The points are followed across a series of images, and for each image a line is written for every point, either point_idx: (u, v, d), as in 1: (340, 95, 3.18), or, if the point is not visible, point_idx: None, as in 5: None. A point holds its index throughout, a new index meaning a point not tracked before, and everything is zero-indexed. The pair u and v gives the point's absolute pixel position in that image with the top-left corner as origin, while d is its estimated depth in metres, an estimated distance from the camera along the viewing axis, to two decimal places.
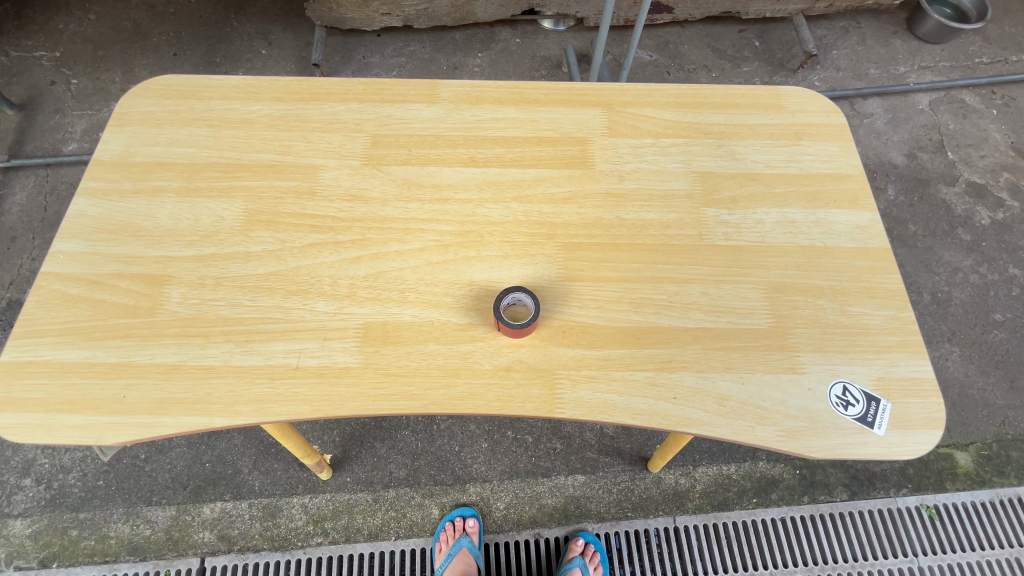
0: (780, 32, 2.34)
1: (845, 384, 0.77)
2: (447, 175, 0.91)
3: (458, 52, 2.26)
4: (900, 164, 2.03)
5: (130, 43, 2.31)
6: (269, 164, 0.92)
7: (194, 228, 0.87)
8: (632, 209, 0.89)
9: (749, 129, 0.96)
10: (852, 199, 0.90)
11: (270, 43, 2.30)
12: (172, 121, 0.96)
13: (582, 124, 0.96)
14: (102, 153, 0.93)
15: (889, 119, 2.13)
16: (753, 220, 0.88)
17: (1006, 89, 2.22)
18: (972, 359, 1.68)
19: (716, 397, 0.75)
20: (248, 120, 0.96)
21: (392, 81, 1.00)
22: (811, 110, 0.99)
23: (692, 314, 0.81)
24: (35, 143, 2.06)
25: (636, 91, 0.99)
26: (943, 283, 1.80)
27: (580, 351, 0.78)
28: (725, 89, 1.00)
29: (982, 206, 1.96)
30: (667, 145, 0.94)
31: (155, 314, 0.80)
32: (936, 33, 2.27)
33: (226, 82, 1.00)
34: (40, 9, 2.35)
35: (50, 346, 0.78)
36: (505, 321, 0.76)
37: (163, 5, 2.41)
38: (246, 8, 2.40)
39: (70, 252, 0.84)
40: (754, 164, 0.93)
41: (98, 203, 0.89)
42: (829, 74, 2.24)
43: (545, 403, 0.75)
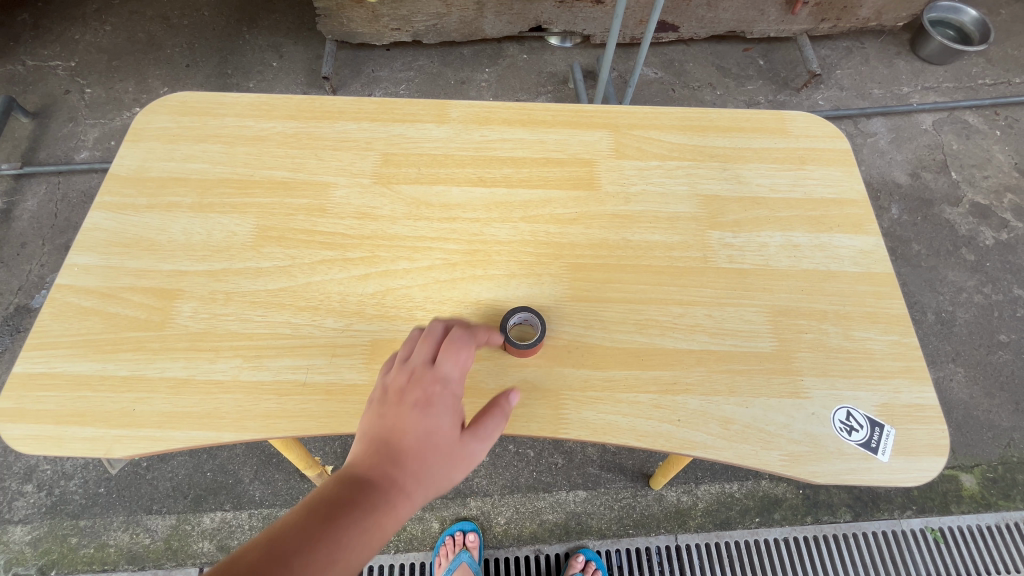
0: (783, 50, 2.39)
1: (849, 409, 0.77)
2: (455, 195, 0.93)
3: (465, 67, 2.31)
4: (903, 183, 2.05)
5: (143, 53, 2.36)
6: (281, 182, 0.94)
7: (206, 243, 0.88)
8: (637, 231, 0.90)
9: (753, 153, 0.97)
10: (855, 223, 0.91)
11: (281, 55, 2.35)
12: (186, 137, 0.98)
13: (588, 145, 0.98)
14: (118, 167, 0.95)
15: (892, 138, 2.15)
16: (757, 243, 0.89)
17: (1009, 111, 2.24)
18: (977, 380, 1.68)
19: (720, 420, 0.76)
20: (261, 137, 0.98)
21: (403, 101, 1.03)
22: (815, 135, 1.00)
23: (696, 337, 0.81)
24: (48, 150, 2.11)
25: (642, 113, 1.01)
26: (947, 302, 1.81)
27: (584, 372, 0.79)
28: (729, 113, 1.02)
29: (986, 226, 1.97)
30: (671, 167, 0.95)
31: (165, 328, 0.81)
32: (938, 55, 2.30)
33: (239, 99, 1.02)
34: (57, 20, 2.41)
35: (62, 358, 0.79)
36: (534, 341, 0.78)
37: (178, 18, 2.46)
38: (258, 21, 2.45)
39: (84, 264, 0.86)
40: (758, 187, 0.94)
41: (112, 217, 0.90)
42: (833, 93, 2.27)
43: (551, 423, 0.75)
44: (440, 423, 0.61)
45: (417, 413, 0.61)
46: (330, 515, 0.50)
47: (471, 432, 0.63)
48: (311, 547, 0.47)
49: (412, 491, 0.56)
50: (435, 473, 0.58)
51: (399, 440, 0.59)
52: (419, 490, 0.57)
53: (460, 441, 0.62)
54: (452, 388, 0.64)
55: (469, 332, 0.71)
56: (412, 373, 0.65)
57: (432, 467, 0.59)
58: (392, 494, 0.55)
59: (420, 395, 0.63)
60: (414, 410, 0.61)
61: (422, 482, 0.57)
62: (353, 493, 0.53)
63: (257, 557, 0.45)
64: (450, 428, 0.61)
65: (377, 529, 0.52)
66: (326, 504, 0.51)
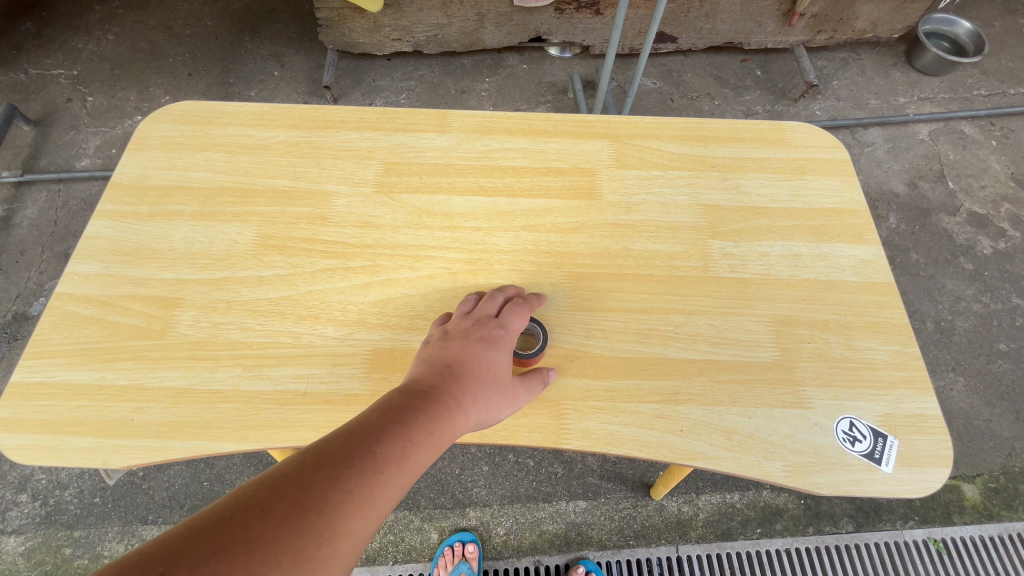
0: (781, 61, 2.41)
1: (852, 420, 0.77)
2: (456, 204, 0.93)
3: (466, 77, 2.33)
4: (901, 193, 2.06)
5: (146, 62, 2.37)
6: (283, 191, 0.94)
7: (207, 252, 0.88)
8: (639, 240, 0.90)
9: (753, 163, 0.98)
10: (855, 233, 0.92)
11: (283, 65, 2.37)
12: (189, 146, 0.99)
13: (589, 155, 0.98)
14: (120, 176, 0.95)
15: (889, 148, 2.17)
16: (758, 253, 0.89)
17: (1005, 121, 2.26)
18: (977, 390, 1.68)
19: (722, 430, 0.75)
20: (263, 146, 0.99)
21: (405, 110, 1.03)
22: (815, 145, 1.01)
23: (697, 346, 0.81)
24: (49, 158, 2.12)
25: (643, 124, 1.01)
26: (946, 311, 1.81)
27: (586, 382, 0.78)
28: (729, 124, 1.02)
29: (984, 235, 1.98)
30: (672, 177, 0.96)
31: (165, 337, 0.81)
32: (934, 66, 2.32)
33: (242, 108, 1.03)
34: (61, 30, 2.43)
35: (61, 367, 0.78)
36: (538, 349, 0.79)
37: (180, 27, 2.48)
38: (260, 30, 2.47)
39: (84, 273, 0.86)
40: (759, 197, 0.94)
41: (114, 226, 0.90)
42: (830, 104, 2.29)
43: (552, 434, 0.75)
44: (498, 356, 0.69)
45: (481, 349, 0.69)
46: (406, 413, 0.58)
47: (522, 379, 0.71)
48: (391, 435, 0.55)
49: (471, 406, 0.64)
50: (489, 398, 0.66)
51: (464, 364, 0.67)
52: (478, 408, 0.65)
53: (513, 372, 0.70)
54: (510, 327, 0.73)
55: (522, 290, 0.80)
56: (474, 316, 0.73)
57: (488, 391, 0.66)
58: (455, 405, 0.62)
59: (482, 334, 0.71)
60: (476, 344, 0.69)
61: (479, 401, 0.65)
62: (423, 398, 0.61)
63: (349, 436, 0.53)
64: (505, 362, 0.69)
65: (442, 432, 0.59)
66: (401, 405, 0.59)
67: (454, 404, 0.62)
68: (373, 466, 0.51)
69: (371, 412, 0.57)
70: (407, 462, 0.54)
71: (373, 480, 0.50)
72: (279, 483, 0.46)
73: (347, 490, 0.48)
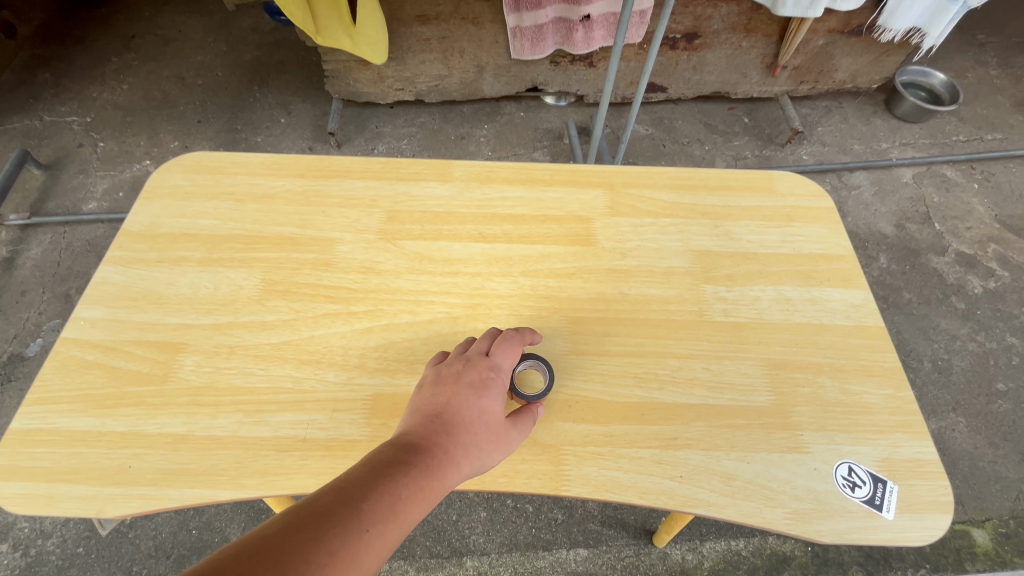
0: (767, 109, 2.52)
1: (850, 465, 0.77)
2: (456, 249, 0.96)
3: (465, 124, 2.43)
4: (890, 234, 2.12)
5: (157, 110, 2.47)
6: (288, 238, 0.97)
7: (213, 297, 0.90)
8: (634, 285, 0.93)
9: (742, 210, 1.02)
10: (844, 277, 0.95)
11: (289, 112, 2.47)
12: (199, 195, 1.02)
13: (584, 203, 1.02)
14: (132, 223, 0.98)
15: (875, 191, 2.24)
16: (750, 297, 0.92)
17: (985, 166, 2.35)
18: (979, 430, 1.67)
19: (721, 475, 0.75)
20: (271, 195, 1.02)
21: (408, 161, 1.08)
22: (801, 193, 1.05)
23: (694, 390, 0.82)
24: (56, 200, 2.17)
25: (635, 173, 1.06)
26: (942, 351, 1.83)
27: (584, 427, 0.79)
28: (718, 173, 1.07)
29: (974, 275, 2.03)
30: (665, 224, 1.00)
31: (167, 382, 0.81)
32: (913, 113, 2.44)
33: (252, 159, 1.07)
34: (77, 79, 2.55)
35: (62, 413, 0.78)
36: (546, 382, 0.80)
37: (192, 77, 2.60)
38: (268, 80, 2.59)
39: (90, 318, 0.87)
40: (749, 243, 0.98)
41: (122, 272, 0.93)
42: (817, 149, 2.39)
43: (552, 480, 0.75)
44: (491, 402, 0.68)
45: (472, 394, 0.68)
46: (396, 467, 0.56)
47: (513, 425, 0.70)
48: (380, 491, 0.53)
49: (464, 457, 0.62)
50: (482, 448, 0.65)
51: (454, 411, 0.65)
52: (469, 458, 0.63)
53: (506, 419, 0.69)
54: (503, 373, 0.72)
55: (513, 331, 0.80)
56: (465, 359, 0.72)
57: (481, 440, 0.65)
58: (447, 457, 0.61)
59: (474, 376, 0.69)
60: (468, 390, 0.68)
61: (472, 452, 0.64)
62: (414, 451, 0.59)
63: (337, 493, 0.51)
64: (497, 409, 0.68)
65: (433, 486, 0.57)
66: (391, 458, 0.57)
67: (445, 456, 0.61)
68: (361, 524, 0.49)
69: (357, 468, 0.55)
70: (399, 518, 0.52)
71: (358, 541, 0.48)
72: (261, 544, 0.43)
73: (332, 551, 0.45)
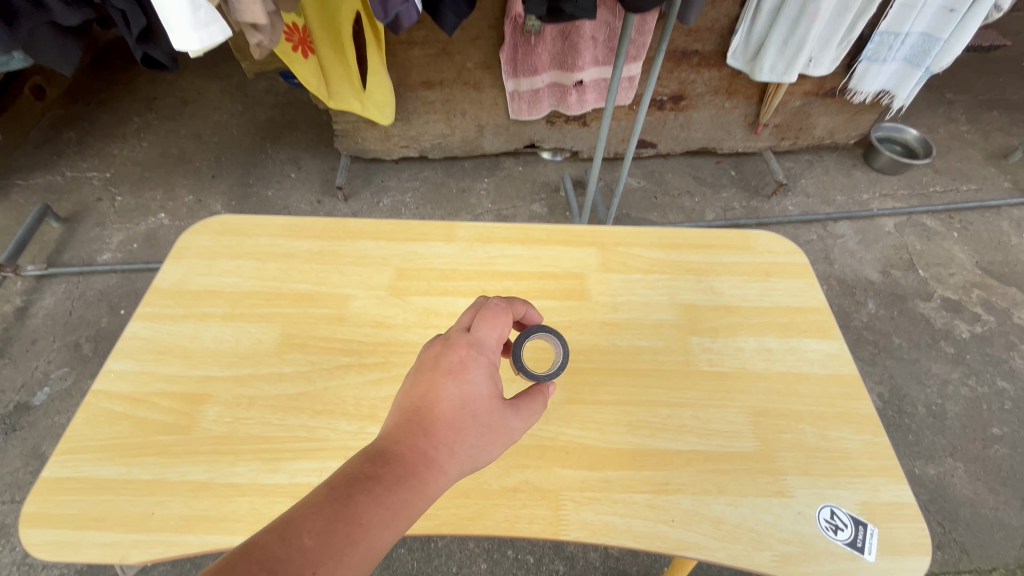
0: (752, 163, 2.69)
1: (832, 508, 0.82)
2: (461, 304, 1.04)
3: (466, 178, 2.58)
4: (876, 280, 2.21)
5: (174, 166, 2.62)
6: (305, 294, 1.05)
7: (234, 350, 0.97)
8: (625, 337, 1.00)
9: (724, 266, 1.11)
10: (820, 329, 1.02)
11: (299, 167, 2.62)
12: (224, 254, 1.11)
13: (578, 261, 1.11)
14: (161, 281, 1.07)
15: (859, 240, 2.36)
16: (733, 348, 0.99)
17: (963, 215, 2.48)
18: (978, 476, 1.72)
19: (711, 519, 0.80)
20: (290, 254, 1.11)
21: (417, 222, 1.17)
22: (778, 251, 1.14)
23: (684, 437, 0.88)
24: (72, 252, 2.27)
25: (625, 233, 1.16)
26: (935, 395, 1.89)
27: (581, 473, 0.84)
28: (701, 232, 1.17)
29: (960, 320, 2.10)
30: (653, 280, 1.08)
31: (190, 432, 0.87)
32: (891, 166, 2.60)
33: (274, 221, 1.17)
34: (100, 138, 2.71)
35: (90, 462, 0.83)
36: (565, 350, 0.84)
37: (208, 136, 2.77)
38: (280, 138, 2.76)
39: (120, 371, 0.94)
40: (731, 297, 1.06)
41: (151, 327, 1.00)
42: (801, 200, 2.53)
43: (551, 525, 0.79)
44: (473, 389, 0.63)
45: (451, 382, 0.63)
46: (359, 486, 0.52)
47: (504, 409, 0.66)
48: (337, 516, 0.49)
49: (445, 458, 0.59)
50: (468, 445, 0.61)
51: (430, 407, 0.61)
52: (452, 457, 0.60)
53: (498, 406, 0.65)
54: (490, 360, 0.67)
55: (502, 300, 0.74)
56: (444, 340, 0.67)
57: (468, 437, 0.62)
58: (424, 464, 0.57)
59: (453, 362, 0.64)
60: (447, 377, 0.63)
61: (455, 451, 0.60)
62: (383, 462, 0.56)
63: (284, 525, 0.47)
64: (482, 396, 0.64)
65: (406, 497, 0.54)
66: (355, 474, 0.54)
67: (422, 463, 0.57)
68: (304, 565, 0.45)
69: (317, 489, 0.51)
70: (356, 551, 0.48)
71: None
72: None
73: None
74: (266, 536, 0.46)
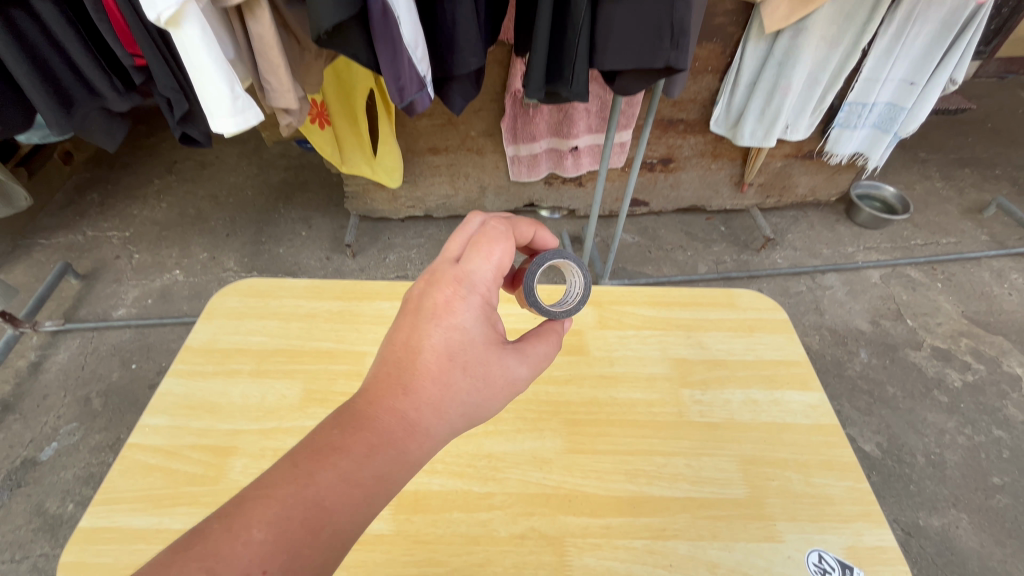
0: (740, 219, 2.85)
1: (820, 552, 0.87)
2: None
3: None
4: (867, 330, 2.30)
5: (190, 225, 2.77)
6: (326, 351, 1.14)
7: (261, 404, 1.05)
8: (622, 389, 1.08)
9: (711, 322, 1.21)
10: (802, 380, 1.10)
11: (310, 226, 2.78)
12: (250, 314, 1.21)
13: (576, 318, 1.21)
14: (193, 340, 1.16)
15: (847, 290, 2.47)
16: (721, 400, 1.07)
17: (946, 266, 2.60)
18: (984, 527, 1.75)
19: (706, 564, 0.85)
20: (312, 314, 1.21)
21: None
22: (760, 307, 1.24)
23: (678, 484, 0.94)
24: (88, 307, 2.38)
25: (619, 292, 1.26)
26: (933, 445, 1.93)
27: (584, 519, 0.90)
28: (689, 291, 1.27)
29: (952, 368, 2.18)
30: (646, 335, 1.18)
31: (219, 482, 0.93)
32: (872, 221, 2.76)
33: (298, 283, 1.27)
34: (120, 199, 2.89)
35: (125, 512, 0.90)
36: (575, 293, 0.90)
37: (224, 197, 2.94)
38: (293, 199, 2.94)
39: (154, 425, 1.01)
40: (718, 352, 1.15)
41: (183, 383, 1.08)
42: (789, 253, 2.66)
43: (557, 570, 0.84)
44: (451, 338, 0.72)
45: (428, 334, 0.71)
46: (325, 458, 0.62)
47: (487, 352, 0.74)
48: (294, 492, 0.59)
49: (423, 412, 0.68)
50: (448, 393, 0.70)
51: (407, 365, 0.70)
52: (431, 410, 0.69)
53: (479, 355, 0.73)
54: (465, 312, 0.73)
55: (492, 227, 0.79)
56: (427, 288, 0.75)
57: (453, 385, 0.71)
58: (399, 423, 0.67)
59: (432, 312, 0.73)
60: (425, 329, 0.72)
61: (433, 403, 0.69)
62: (355, 427, 0.65)
63: (242, 509, 0.58)
64: (461, 342, 0.72)
65: (377, 458, 0.64)
66: (326, 444, 0.63)
67: (397, 421, 0.67)
68: (248, 545, 0.55)
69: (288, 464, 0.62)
70: (310, 524, 0.58)
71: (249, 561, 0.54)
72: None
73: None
74: (216, 527, 0.56)
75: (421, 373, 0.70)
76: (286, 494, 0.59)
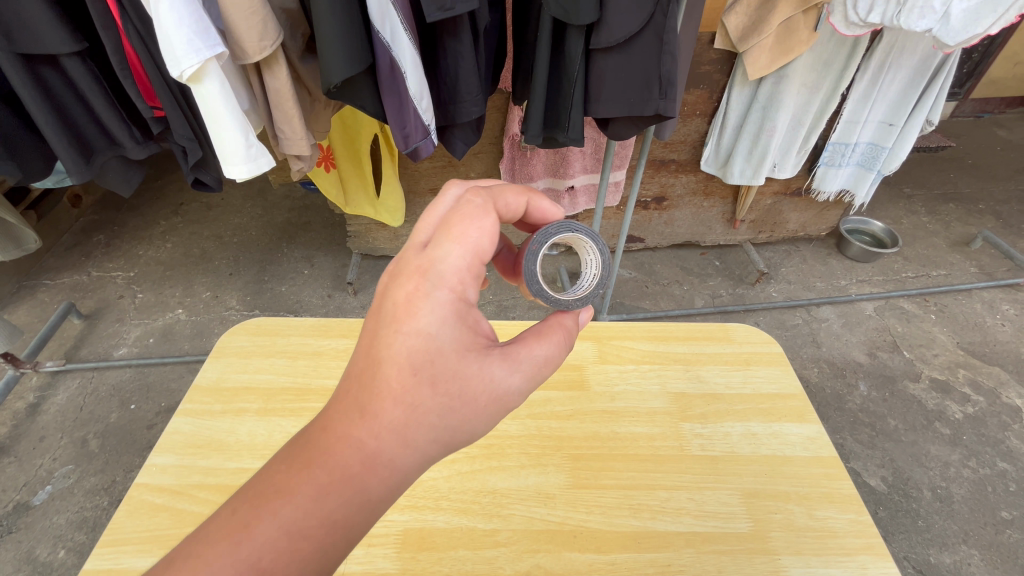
0: (734, 253, 2.93)
1: None
2: None
3: None
4: (865, 362, 2.33)
5: (194, 265, 2.82)
6: (332, 389, 1.16)
7: (267, 442, 1.06)
8: (623, 423, 1.10)
9: (708, 356, 1.24)
10: (799, 413, 1.13)
11: (313, 264, 2.83)
12: (258, 352, 1.24)
13: (576, 353, 1.24)
14: (201, 379, 1.18)
15: (843, 323, 2.51)
16: (721, 433, 1.09)
17: (938, 298, 2.66)
18: (996, 563, 1.72)
19: None
20: (319, 352, 1.24)
21: None
22: (755, 340, 1.28)
23: (682, 519, 0.95)
24: (90, 347, 2.39)
25: (617, 327, 1.29)
26: (939, 478, 1.93)
27: (590, 556, 0.90)
28: (686, 325, 1.31)
29: (951, 400, 2.19)
30: (645, 370, 1.21)
31: None
32: (862, 255, 2.83)
33: (305, 322, 1.31)
34: (127, 240, 2.95)
35: (131, 553, 0.90)
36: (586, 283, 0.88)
37: (229, 237, 3.01)
38: (296, 238, 3.00)
39: (161, 464, 1.02)
40: (716, 385, 1.18)
41: (191, 422, 1.10)
42: (784, 287, 2.72)
43: None
44: (416, 347, 0.67)
45: (390, 346, 0.67)
46: (272, 499, 0.62)
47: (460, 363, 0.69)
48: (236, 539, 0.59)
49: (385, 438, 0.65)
50: (412, 416, 0.67)
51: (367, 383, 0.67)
52: (393, 436, 0.66)
53: (448, 368, 0.68)
54: (429, 314, 0.67)
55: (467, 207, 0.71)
56: (391, 284, 0.70)
57: (420, 406, 0.67)
58: (357, 453, 0.64)
59: (394, 316, 0.68)
60: (387, 337, 0.68)
61: (395, 427, 0.66)
62: (308, 462, 0.64)
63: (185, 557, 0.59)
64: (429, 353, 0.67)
65: (329, 495, 0.62)
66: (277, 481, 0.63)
67: (353, 450, 0.64)
68: None
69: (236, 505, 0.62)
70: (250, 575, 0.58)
71: None
72: None
73: None
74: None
75: (379, 396, 0.66)
76: (227, 541, 0.59)
